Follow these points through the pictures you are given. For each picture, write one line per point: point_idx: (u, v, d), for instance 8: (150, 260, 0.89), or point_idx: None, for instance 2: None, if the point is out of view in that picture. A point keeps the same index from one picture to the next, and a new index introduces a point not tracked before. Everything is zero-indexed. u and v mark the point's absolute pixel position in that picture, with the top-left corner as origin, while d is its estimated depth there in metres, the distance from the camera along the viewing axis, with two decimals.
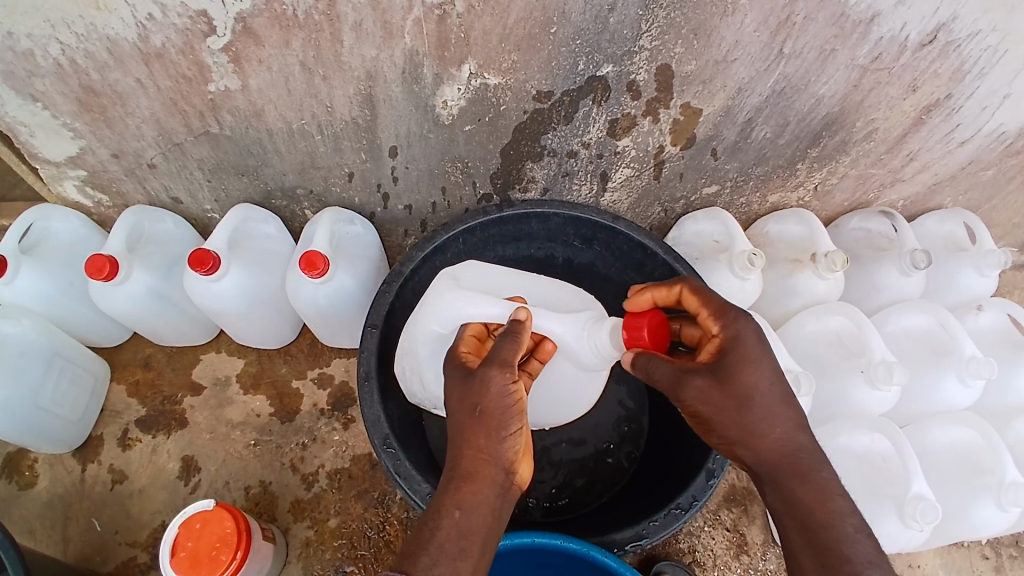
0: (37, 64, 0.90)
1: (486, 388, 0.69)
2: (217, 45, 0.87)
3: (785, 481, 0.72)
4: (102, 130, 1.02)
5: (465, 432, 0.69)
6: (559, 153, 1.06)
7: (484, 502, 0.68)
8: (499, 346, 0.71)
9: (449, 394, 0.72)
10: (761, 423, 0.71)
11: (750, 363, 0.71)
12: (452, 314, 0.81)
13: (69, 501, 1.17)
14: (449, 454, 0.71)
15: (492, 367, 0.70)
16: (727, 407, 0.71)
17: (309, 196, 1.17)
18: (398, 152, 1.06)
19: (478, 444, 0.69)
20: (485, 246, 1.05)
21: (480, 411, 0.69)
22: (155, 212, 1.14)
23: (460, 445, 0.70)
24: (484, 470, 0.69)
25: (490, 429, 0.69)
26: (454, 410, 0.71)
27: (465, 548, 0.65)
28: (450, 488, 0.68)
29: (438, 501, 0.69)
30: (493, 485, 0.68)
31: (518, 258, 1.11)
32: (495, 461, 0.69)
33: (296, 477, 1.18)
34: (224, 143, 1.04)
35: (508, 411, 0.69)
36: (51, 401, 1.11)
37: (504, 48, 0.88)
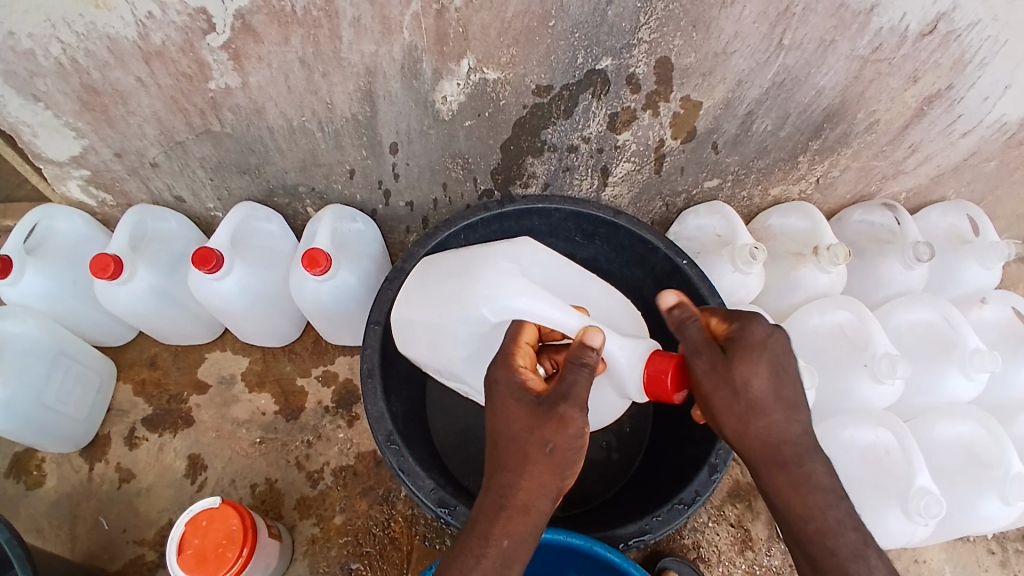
0: (40, 64, 0.90)
1: (563, 428, 0.68)
2: (217, 43, 0.87)
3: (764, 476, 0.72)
4: (105, 130, 1.03)
5: (531, 466, 0.69)
6: (559, 147, 1.06)
7: (531, 533, 0.69)
8: (579, 379, 0.69)
9: (514, 418, 0.70)
10: (761, 417, 0.71)
11: (753, 356, 0.71)
12: (511, 306, 0.78)
13: (76, 500, 1.18)
14: (499, 482, 0.70)
15: (574, 408, 0.68)
16: (720, 392, 0.70)
17: (310, 194, 1.18)
18: (399, 148, 1.07)
19: (541, 479, 0.69)
20: None
21: (550, 449, 0.69)
22: (159, 211, 1.15)
23: (520, 476, 0.69)
24: (541, 502, 0.70)
25: (557, 467, 0.69)
26: (521, 441, 0.69)
27: (507, 574, 0.68)
28: (503, 519, 0.69)
29: (485, 525, 0.69)
30: (543, 517, 0.70)
31: None
32: (550, 495, 0.70)
33: (301, 475, 1.19)
34: (225, 141, 1.05)
35: (575, 454, 0.70)
36: (57, 400, 1.12)
37: (502, 42, 0.88)
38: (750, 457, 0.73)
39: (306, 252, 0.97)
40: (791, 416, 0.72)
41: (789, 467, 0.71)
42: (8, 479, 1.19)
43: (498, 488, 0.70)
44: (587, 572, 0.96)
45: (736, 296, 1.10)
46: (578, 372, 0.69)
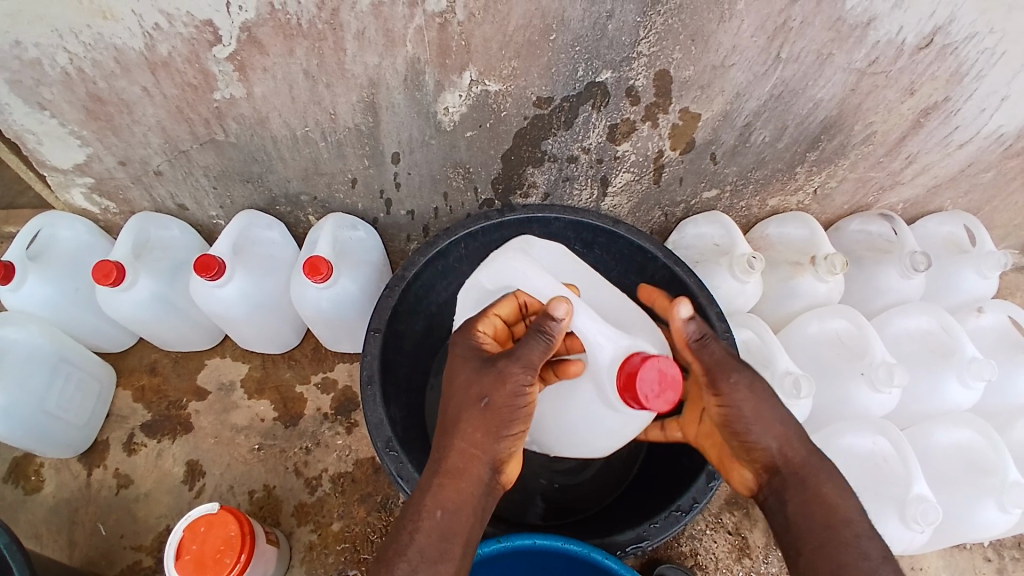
0: (44, 72, 0.91)
1: (501, 382, 0.68)
2: (222, 54, 0.88)
3: (804, 489, 0.70)
4: (109, 138, 1.04)
5: (465, 424, 0.69)
6: (559, 158, 1.07)
7: (469, 502, 0.68)
8: (533, 343, 0.69)
9: (456, 375, 0.72)
10: (792, 430, 0.73)
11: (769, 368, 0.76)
12: (503, 271, 0.85)
13: (75, 506, 1.18)
14: (436, 446, 0.71)
15: (517, 365, 0.68)
16: (757, 403, 0.72)
17: (312, 202, 1.19)
18: (401, 158, 1.08)
19: (474, 440, 0.69)
20: (487, 251, 1.06)
21: (486, 404, 0.68)
22: (161, 219, 1.16)
23: (454, 438, 0.70)
24: (474, 469, 0.69)
25: (493, 425, 0.69)
26: (460, 397, 0.70)
27: (444, 551, 0.66)
28: (437, 487, 0.68)
29: (420, 498, 0.69)
30: (479, 485, 0.69)
31: None
32: (486, 459, 0.69)
33: (300, 481, 1.19)
34: (228, 150, 1.06)
35: (515, 414, 0.69)
36: (58, 406, 1.12)
37: (504, 55, 0.89)
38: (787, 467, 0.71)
39: (306, 260, 0.98)
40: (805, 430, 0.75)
41: (825, 476, 0.71)
42: (7, 484, 1.19)
43: (435, 454, 0.70)
44: None
45: (734, 305, 1.11)
46: (530, 333, 0.69)
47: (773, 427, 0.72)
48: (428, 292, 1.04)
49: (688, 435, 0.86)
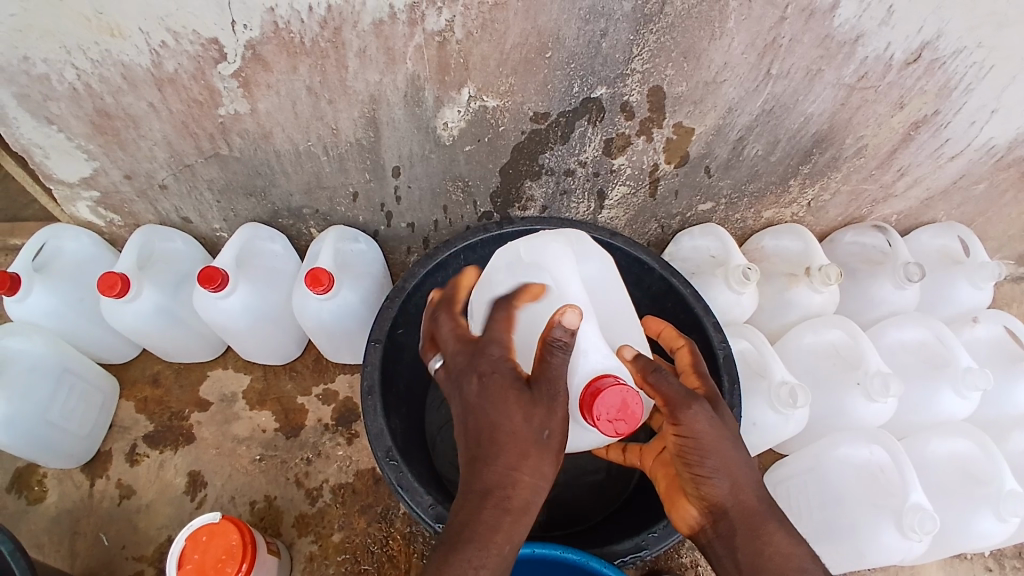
0: (52, 88, 0.94)
1: (557, 411, 0.61)
2: (227, 71, 0.91)
3: (741, 536, 0.68)
4: (115, 152, 1.06)
5: (526, 459, 0.61)
6: (556, 171, 1.09)
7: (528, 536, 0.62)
8: (562, 360, 0.61)
9: (506, 408, 0.60)
10: (743, 474, 0.70)
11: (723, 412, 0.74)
12: (542, 250, 0.85)
13: (76, 516, 1.19)
14: (491, 484, 0.61)
15: (564, 387, 0.62)
16: (716, 444, 0.69)
17: (314, 215, 1.21)
18: (401, 171, 1.10)
19: (534, 473, 0.61)
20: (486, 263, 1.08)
21: (546, 437, 0.61)
22: (166, 232, 1.18)
23: (514, 474, 0.61)
24: (535, 504, 0.62)
25: (553, 456, 0.62)
26: (516, 431, 0.60)
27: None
28: (506, 525, 0.60)
29: (484, 539, 0.60)
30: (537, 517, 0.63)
31: None
32: (546, 490, 0.63)
33: (300, 492, 1.20)
34: (233, 164, 1.08)
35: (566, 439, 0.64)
36: (61, 416, 1.13)
37: (502, 72, 0.92)
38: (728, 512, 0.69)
39: (308, 271, 1.00)
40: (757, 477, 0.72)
41: (765, 528, 0.69)
42: (9, 495, 1.20)
43: (492, 492, 0.61)
44: None
45: (730, 316, 1.13)
46: (554, 352, 0.61)
47: (727, 466, 0.69)
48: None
49: (647, 466, 0.88)
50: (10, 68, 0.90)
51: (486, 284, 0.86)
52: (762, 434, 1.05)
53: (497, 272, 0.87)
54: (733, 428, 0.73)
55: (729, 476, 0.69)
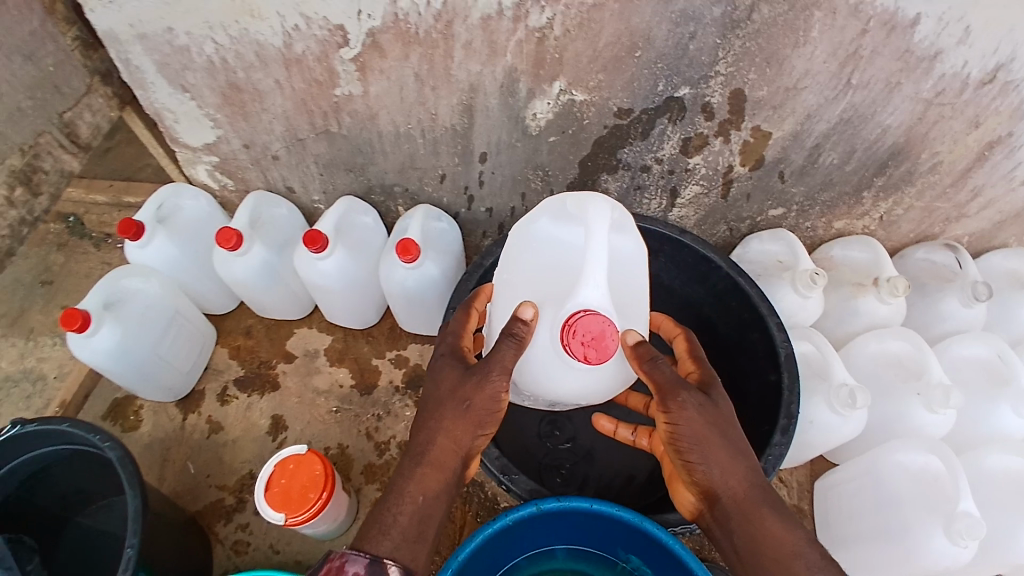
0: (191, 59, 1.07)
1: (480, 387, 0.80)
2: (348, 55, 1.02)
3: (733, 518, 0.78)
4: (239, 123, 1.18)
5: (449, 420, 0.80)
6: (633, 167, 1.16)
7: (442, 489, 0.80)
8: (505, 347, 0.79)
9: (444, 379, 0.83)
10: (735, 460, 0.79)
11: (720, 400, 0.82)
12: (584, 206, 0.86)
13: (169, 444, 1.33)
14: (419, 439, 0.82)
15: (494, 371, 0.79)
16: (710, 427, 0.79)
17: (404, 194, 1.32)
18: (487, 158, 1.19)
19: (455, 436, 0.80)
20: None
21: (467, 405, 0.80)
22: (272, 198, 1.31)
23: (435, 435, 0.80)
24: (450, 461, 0.80)
25: (471, 423, 0.80)
26: (443, 396, 0.82)
27: (422, 532, 0.77)
28: (419, 475, 0.79)
29: (403, 486, 0.79)
30: (454, 474, 0.80)
31: None
32: (461, 453, 0.80)
33: (370, 444, 1.30)
34: (339, 141, 1.20)
35: (489, 414, 0.80)
36: (168, 352, 1.27)
37: (592, 68, 0.99)
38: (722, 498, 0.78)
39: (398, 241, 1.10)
40: (749, 464, 0.81)
41: (755, 514, 0.77)
42: (108, 422, 1.36)
43: (417, 447, 0.81)
44: (636, 550, 0.94)
45: (794, 320, 1.16)
46: (506, 340, 0.79)
47: (716, 451, 0.79)
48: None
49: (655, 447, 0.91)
50: (156, 37, 1.03)
51: (531, 220, 0.92)
52: (816, 432, 1.07)
53: (543, 210, 0.93)
54: (724, 414, 0.81)
55: (717, 461, 0.79)
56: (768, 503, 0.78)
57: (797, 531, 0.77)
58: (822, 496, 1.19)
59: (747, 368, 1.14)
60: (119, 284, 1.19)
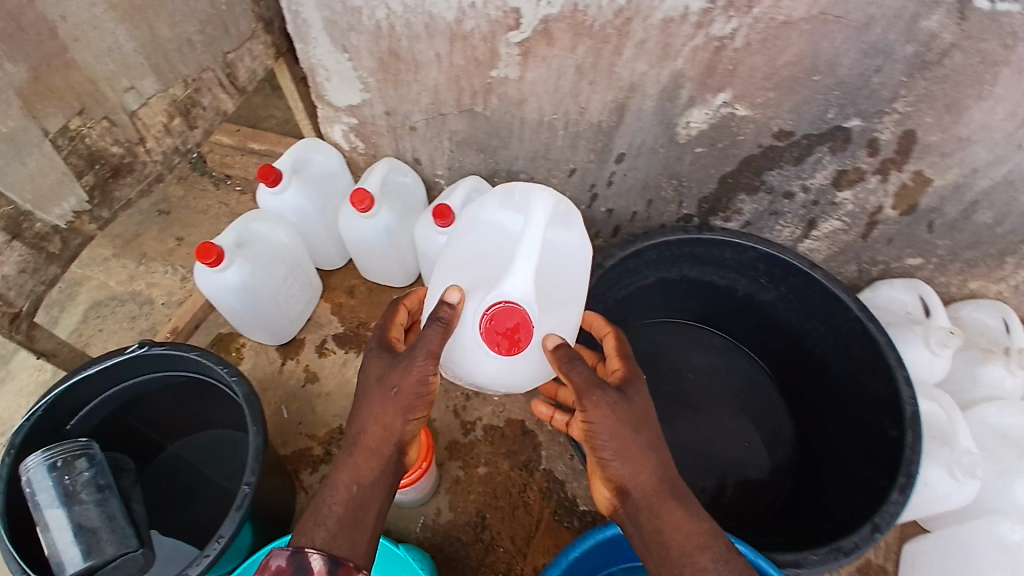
0: (360, 21, 1.08)
1: (408, 374, 0.83)
2: (515, 39, 1.03)
3: (644, 511, 0.81)
4: (388, 90, 1.21)
5: (380, 409, 0.84)
6: (776, 191, 1.14)
7: (377, 474, 0.84)
8: (430, 331, 0.82)
9: (372, 368, 0.86)
10: (646, 455, 0.82)
11: (641, 398, 0.85)
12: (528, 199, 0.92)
13: (265, 385, 1.38)
14: (354, 429, 0.86)
15: (420, 356, 0.82)
16: (627, 424, 0.82)
17: (527, 182, 1.33)
18: (624, 159, 1.18)
19: (385, 423, 0.84)
20: (674, 261, 1.26)
21: (395, 392, 0.83)
22: (401, 167, 1.34)
23: (369, 423, 0.84)
24: (383, 448, 0.84)
25: (399, 409, 0.83)
26: (374, 385, 0.85)
27: (361, 518, 0.81)
28: (354, 464, 0.84)
29: (337, 474, 0.84)
30: (386, 460, 0.85)
31: (703, 280, 1.31)
32: (392, 439, 0.84)
33: (457, 421, 1.31)
34: (480, 121, 1.21)
35: (419, 399, 0.84)
36: (281, 299, 1.32)
37: (764, 85, 0.97)
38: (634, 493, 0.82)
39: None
40: (664, 459, 0.84)
41: (663, 506, 0.81)
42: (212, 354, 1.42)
43: (352, 436, 0.86)
44: None
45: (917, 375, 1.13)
46: (434, 324, 0.82)
47: (628, 449, 0.82)
48: (614, 286, 1.23)
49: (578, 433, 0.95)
50: None
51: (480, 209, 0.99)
52: (927, 497, 1.06)
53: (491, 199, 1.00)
54: (640, 411, 0.84)
55: (628, 459, 0.81)
56: (677, 496, 0.82)
57: (709, 525, 0.81)
58: (912, 558, 1.16)
59: (857, 409, 1.17)
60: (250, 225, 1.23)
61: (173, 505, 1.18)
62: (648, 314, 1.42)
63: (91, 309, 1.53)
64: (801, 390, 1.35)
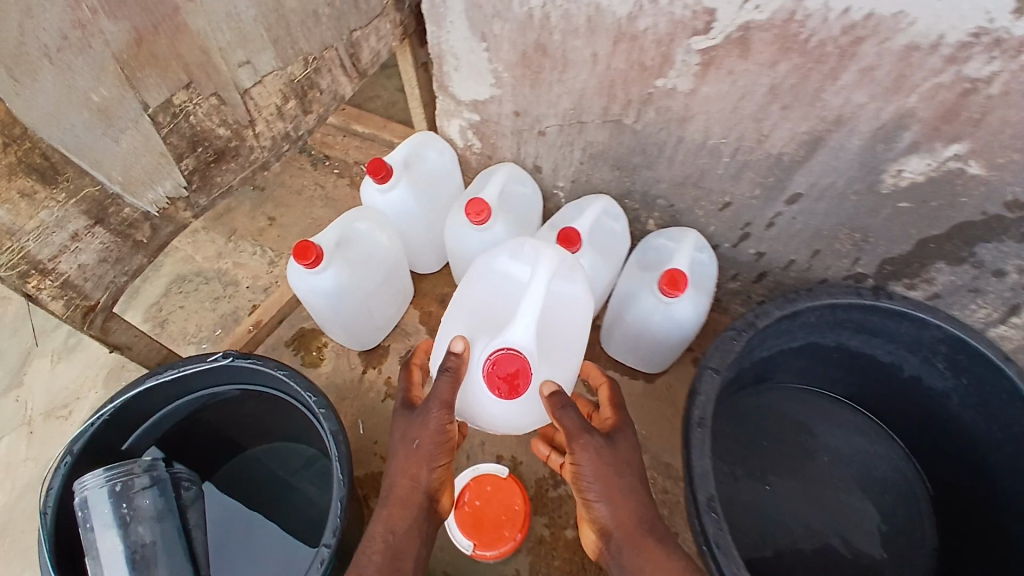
0: (509, 8, 0.92)
1: (425, 425, 0.84)
2: (698, 46, 0.84)
3: (625, 551, 0.80)
4: (523, 87, 1.04)
5: (406, 462, 0.84)
6: (986, 267, 0.92)
7: (412, 523, 0.83)
8: (441, 383, 0.84)
9: (397, 428, 0.89)
10: (628, 499, 0.82)
11: (625, 444, 0.87)
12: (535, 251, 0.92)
13: (343, 394, 1.26)
14: (384, 482, 0.86)
15: (435, 407, 0.83)
16: (610, 468, 0.83)
17: (664, 208, 1.15)
18: (798, 201, 1.00)
19: (413, 474, 0.84)
20: (831, 327, 1.09)
21: (417, 444, 0.84)
22: (521, 174, 1.18)
23: (396, 475, 0.85)
24: (415, 497, 0.84)
25: (423, 459, 0.84)
26: (399, 442, 0.87)
27: (398, 566, 0.80)
28: (388, 515, 0.83)
29: (373, 527, 0.83)
30: (421, 510, 0.84)
31: (860, 352, 1.14)
32: (421, 487, 0.84)
33: (546, 468, 1.15)
34: (625, 135, 1.03)
35: (441, 447, 0.85)
36: (372, 305, 1.19)
37: (1015, 144, 0.75)
38: (619, 535, 0.81)
39: (667, 272, 0.99)
40: (645, 501, 0.84)
41: (643, 548, 0.80)
42: (290, 349, 1.31)
43: (384, 490, 0.86)
44: None
45: None
46: (443, 376, 0.83)
47: (610, 490, 0.82)
48: (758, 345, 1.05)
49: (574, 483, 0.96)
50: None
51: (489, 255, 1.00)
52: None
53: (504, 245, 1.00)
54: (623, 455, 0.85)
55: (611, 500, 0.82)
56: (657, 536, 0.81)
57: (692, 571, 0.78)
58: None
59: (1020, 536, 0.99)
60: (353, 225, 1.10)
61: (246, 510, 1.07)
62: (796, 380, 1.27)
63: (174, 283, 1.44)
64: (966, 517, 1.10)
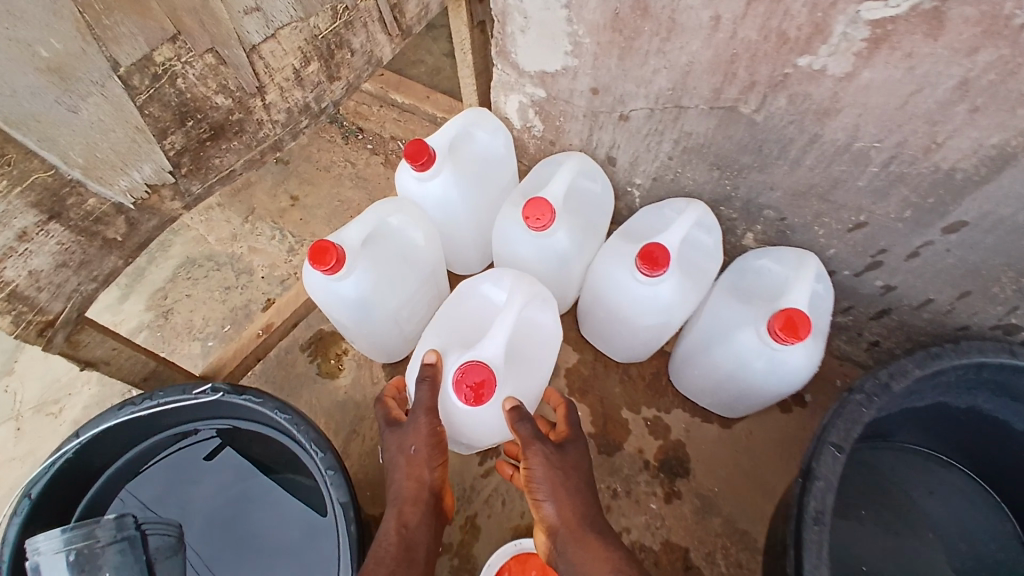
0: None
1: (418, 429, 0.74)
2: (869, 14, 0.61)
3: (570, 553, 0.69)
4: (609, 58, 0.82)
5: (404, 464, 0.73)
6: None
7: (422, 524, 0.71)
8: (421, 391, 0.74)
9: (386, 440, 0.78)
10: (576, 499, 0.72)
11: (575, 450, 0.77)
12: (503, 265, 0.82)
13: (362, 413, 1.08)
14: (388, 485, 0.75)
15: (422, 412, 0.73)
16: (558, 471, 0.73)
17: (771, 221, 0.92)
18: (957, 229, 0.77)
19: (416, 474, 0.73)
20: (964, 388, 0.89)
21: (416, 450, 0.73)
22: (591, 167, 0.95)
23: (394, 475, 0.74)
24: (420, 496, 0.73)
25: (427, 459, 0.73)
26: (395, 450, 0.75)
27: (414, 559, 0.68)
28: (403, 512, 0.72)
29: (381, 531, 0.71)
30: (428, 509, 0.73)
31: (990, 419, 0.93)
32: (428, 487, 0.73)
33: None
34: (737, 126, 0.80)
35: (440, 444, 0.74)
36: (405, 314, 0.98)
37: None
38: (563, 538, 0.70)
39: (781, 311, 0.76)
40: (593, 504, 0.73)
41: (588, 548, 0.68)
42: (305, 355, 1.13)
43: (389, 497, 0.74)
44: None
45: None
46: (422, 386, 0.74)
47: (559, 492, 0.72)
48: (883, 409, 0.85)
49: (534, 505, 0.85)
50: None
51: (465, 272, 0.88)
52: None
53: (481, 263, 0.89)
54: (573, 459, 0.76)
55: (559, 502, 0.71)
56: (604, 536, 0.70)
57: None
58: None
59: None
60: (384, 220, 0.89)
61: (239, 559, 0.85)
62: (925, 444, 1.05)
63: (182, 267, 1.28)
64: None
